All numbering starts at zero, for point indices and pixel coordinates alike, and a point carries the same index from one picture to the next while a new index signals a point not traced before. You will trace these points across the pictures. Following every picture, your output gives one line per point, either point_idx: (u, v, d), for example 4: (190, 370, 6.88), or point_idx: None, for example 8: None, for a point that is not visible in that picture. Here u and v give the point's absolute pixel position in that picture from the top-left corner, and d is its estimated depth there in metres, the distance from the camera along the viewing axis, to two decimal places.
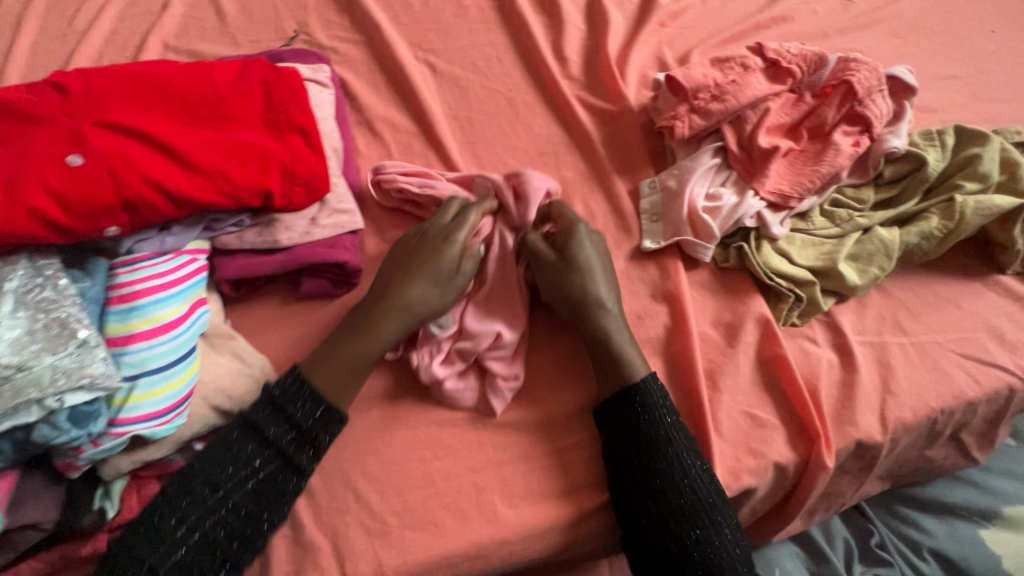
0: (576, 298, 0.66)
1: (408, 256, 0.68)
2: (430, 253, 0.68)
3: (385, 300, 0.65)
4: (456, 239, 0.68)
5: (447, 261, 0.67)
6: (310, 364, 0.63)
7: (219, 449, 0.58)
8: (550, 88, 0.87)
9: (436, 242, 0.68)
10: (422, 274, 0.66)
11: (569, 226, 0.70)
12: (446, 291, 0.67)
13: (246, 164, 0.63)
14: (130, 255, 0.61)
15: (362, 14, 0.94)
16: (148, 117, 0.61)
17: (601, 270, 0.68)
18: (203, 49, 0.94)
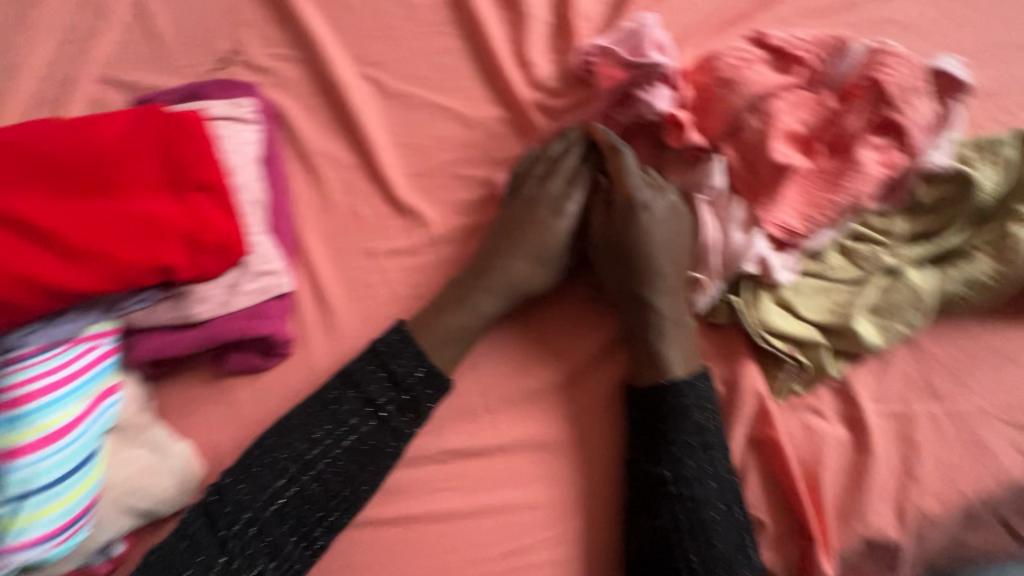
0: (631, 264, 0.60)
1: (517, 219, 0.65)
2: (535, 210, 0.65)
3: (490, 275, 0.63)
4: (564, 210, 0.65)
5: (554, 229, 0.65)
6: (424, 322, 0.62)
7: (318, 406, 0.58)
8: (510, 100, 0.74)
9: (538, 214, 0.65)
10: (525, 249, 0.64)
11: (637, 176, 0.61)
12: (527, 264, 0.63)
13: (136, 241, 0.55)
14: (19, 351, 0.55)
15: (300, 23, 0.83)
16: (16, 197, 0.53)
17: (665, 250, 0.60)
18: (135, 79, 0.86)
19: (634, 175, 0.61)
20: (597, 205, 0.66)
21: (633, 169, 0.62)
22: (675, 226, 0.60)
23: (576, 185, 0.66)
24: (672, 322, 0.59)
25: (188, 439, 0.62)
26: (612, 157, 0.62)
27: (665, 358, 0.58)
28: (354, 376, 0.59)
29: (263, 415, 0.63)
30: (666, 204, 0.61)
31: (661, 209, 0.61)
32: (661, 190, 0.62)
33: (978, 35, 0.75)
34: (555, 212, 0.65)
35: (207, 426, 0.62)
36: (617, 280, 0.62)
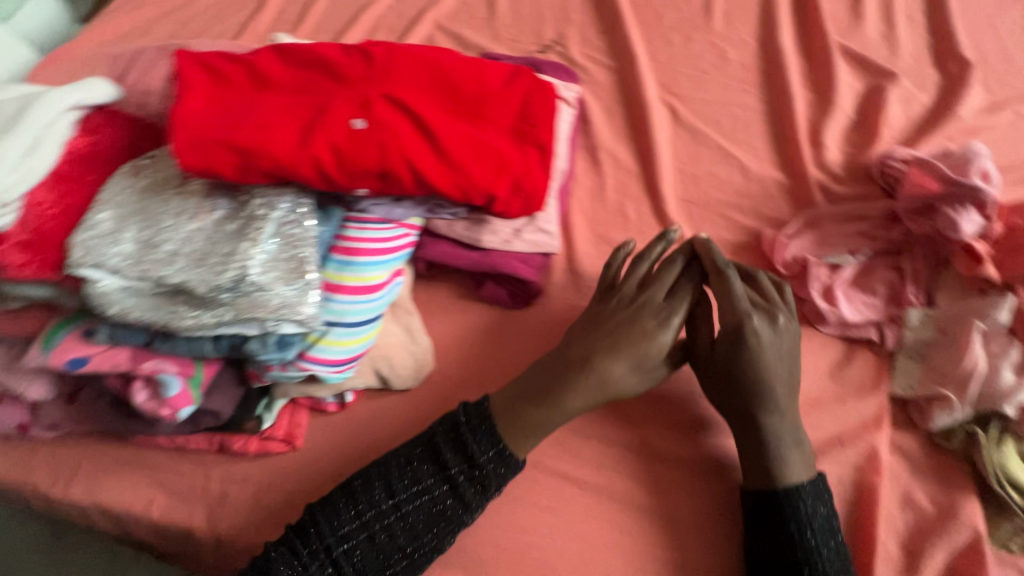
0: (750, 392, 0.60)
1: (619, 322, 0.63)
2: (639, 321, 0.63)
3: (587, 378, 0.61)
4: (671, 324, 0.62)
5: (658, 342, 0.62)
6: (503, 413, 0.61)
7: (400, 459, 0.60)
8: (793, 170, 0.79)
9: (640, 326, 0.62)
10: (626, 353, 0.61)
11: (746, 301, 0.62)
12: (629, 369, 0.61)
13: (486, 166, 0.65)
14: (362, 214, 0.66)
15: (622, 40, 0.94)
16: (424, 99, 0.64)
17: (783, 381, 0.60)
18: (467, 36, 1.01)
19: (742, 301, 0.62)
20: (702, 320, 0.65)
21: (739, 295, 0.62)
22: (788, 350, 0.61)
23: (679, 299, 0.64)
24: (793, 442, 0.59)
25: (429, 337, 0.72)
26: (718, 280, 0.63)
27: (783, 472, 0.58)
28: (428, 437, 0.61)
29: (495, 344, 0.72)
30: (784, 332, 0.61)
31: (774, 335, 0.61)
32: (768, 312, 0.62)
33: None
34: (661, 323, 0.62)
35: (447, 334, 0.73)
36: (728, 399, 0.62)
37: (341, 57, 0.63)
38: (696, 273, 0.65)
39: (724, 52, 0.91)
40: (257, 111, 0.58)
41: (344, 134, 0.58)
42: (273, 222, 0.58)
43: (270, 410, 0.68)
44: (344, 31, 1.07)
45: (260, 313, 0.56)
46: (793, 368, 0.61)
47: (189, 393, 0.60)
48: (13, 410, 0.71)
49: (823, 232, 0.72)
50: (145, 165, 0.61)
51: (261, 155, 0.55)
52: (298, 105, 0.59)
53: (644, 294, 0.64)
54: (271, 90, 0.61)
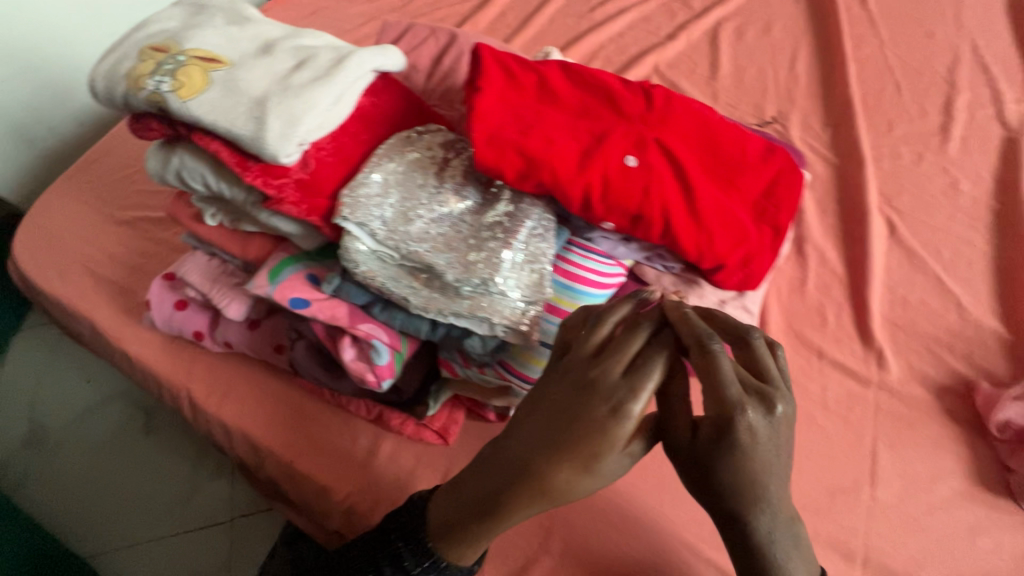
0: (739, 500, 0.47)
1: (564, 420, 0.45)
2: (586, 414, 0.44)
3: (539, 494, 0.45)
4: (630, 416, 0.44)
5: (613, 436, 0.44)
6: (449, 531, 0.51)
7: (371, 547, 0.56)
8: (1015, 326, 0.74)
9: (592, 419, 0.44)
10: (575, 459, 0.44)
11: (737, 384, 0.45)
12: (591, 485, 0.45)
13: (726, 235, 0.64)
14: (588, 242, 0.66)
15: (848, 138, 0.91)
16: (689, 153, 0.63)
17: (724, 466, 0.46)
18: (684, 88, 1.02)
19: (734, 386, 0.45)
20: (705, 424, 0.46)
21: (730, 378, 0.45)
22: (784, 449, 0.46)
23: (640, 381, 0.44)
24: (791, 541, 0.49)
25: None
26: (700, 357, 0.46)
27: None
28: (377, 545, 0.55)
29: None
30: (769, 427, 0.46)
31: (765, 425, 0.45)
32: (762, 396, 0.46)
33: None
34: (612, 413, 0.43)
35: None
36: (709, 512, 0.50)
37: (624, 90, 0.64)
38: (645, 327, 0.47)
39: (956, 181, 0.87)
40: (546, 125, 0.59)
41: (616, 168, 0.59)
42: (526, 231, 0.58)
43: (435, 400, 0.67)
44: (563, 50, 1.10)
45: (495, 316, 0.57)
46: (781, 469, 0.47)
47: (393, 365, 0.60)
48: (198, 317, 0.76)
49: None
50: (417, 140, 0.63)
51: (546, 169, 0.56)
52: (582, 129, 0.60)
53: (592, 374, 0.45)
54: (557, 106, 0.61)
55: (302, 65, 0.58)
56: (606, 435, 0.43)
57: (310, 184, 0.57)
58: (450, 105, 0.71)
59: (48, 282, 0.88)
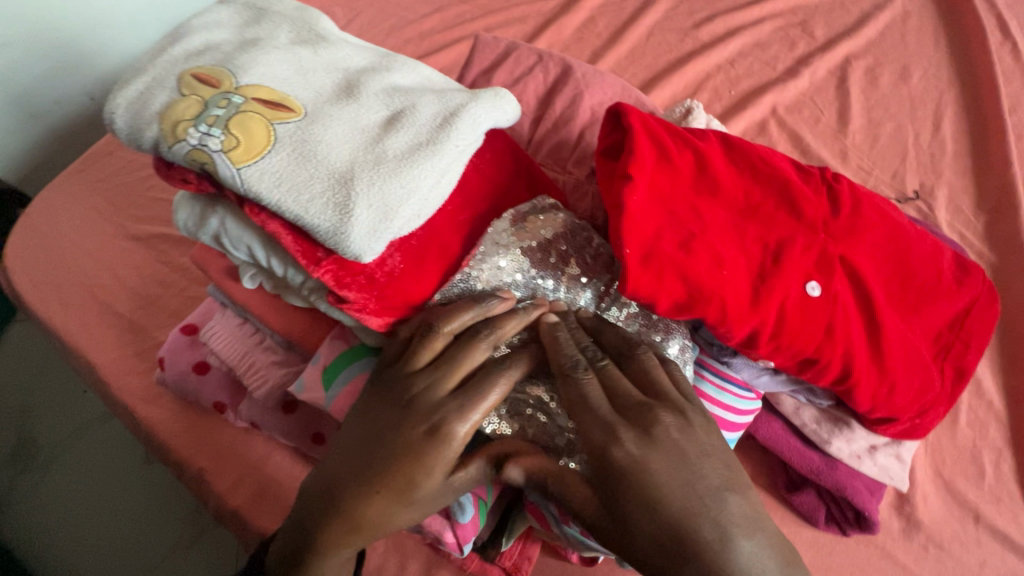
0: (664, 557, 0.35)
1: (375, 437, 0.40)
2: (406, 434, 0.39)
3: (357, 528, 0.39)
4: (455, 436, 0.39)
5: (432, 458, 0.39)
6: None
7: None
8: None
9: (406, 437, 0.39)
10: (384, 483, 0.39)
11: (605, 405, 0.40)
12: (412, 509, 0.40)
13: (908, 383, 0.49)
14: (723, 367, 0.52)
15: (1010, 232, 0.76)
16: (876, 276, 0.49)
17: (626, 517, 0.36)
18: (808, 140, 0.86)
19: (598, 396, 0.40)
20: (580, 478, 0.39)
21: (591, 395, 0.40)
22: (677, 463, 0.37)
23: (470, 401, 0.40)
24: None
25: None
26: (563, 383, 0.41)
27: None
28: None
29: None
30: (663, 445, 0.38)
31: (675, 441, 0.38)
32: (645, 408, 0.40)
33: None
34: (427, 434, 0.39)
35: None
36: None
37: (802, 185, 0.49)
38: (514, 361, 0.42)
39: None
40: (713, 236, 0.44)
41: (794, 297, 0.44)
42: None
43: (510, 536, 0.54)
44: (664, 75, 0.93)
45: None
46: (705, 488, 0.37)
47: (477, 520, 0.48)
48: (220, 385, 0.62)
49: None
50: (529, 220, 0.47)
51: (712, 304, 0.42)
52: (756, 242, 0.45)
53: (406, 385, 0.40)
54: (722, 204, 0.46)
55: (396, 119, 0.42)
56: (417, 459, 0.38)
57: (396, 283, 0.43)
58: (562, 166, 0.56)
59: (45, 307, 0.74)
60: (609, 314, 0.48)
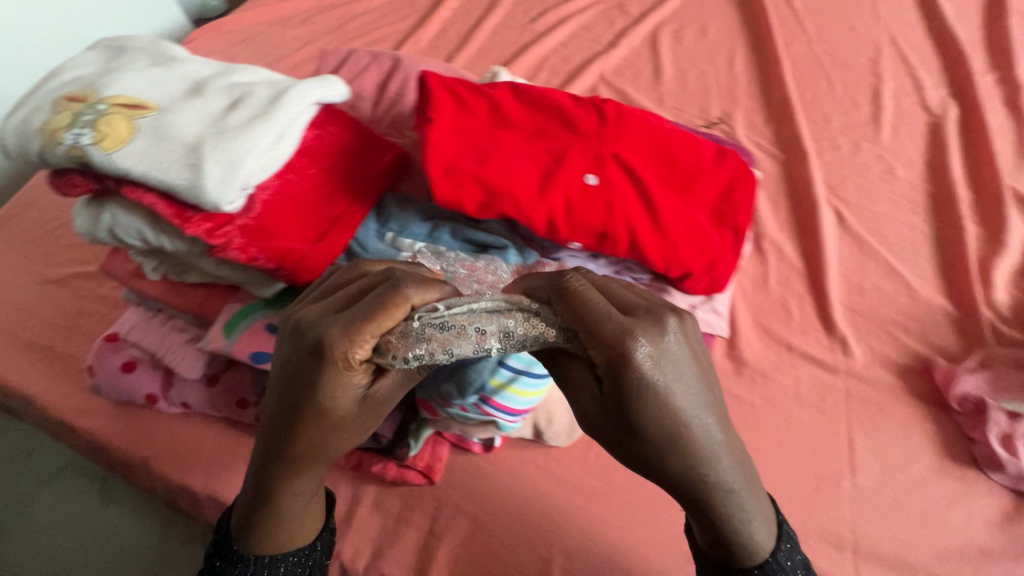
0: (678, 456, 0.41)
1: (302, 392, 0.43)
2: (331, 387, 0.42)
3: (313, 460, 0.47)
4: (350, 359, 0.41)
5: (341, 378, 0.42)
6: (251, 522, 0.50)
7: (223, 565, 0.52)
8: (960, 302, 0.78)
9: (313, 364, 0.42)
10: (313, 407, 0.44)
11: (614, 319, 0.40)
12: (350, 434, 0.46)
13: (691, 243, 0.64)
14: (554, 263, 0.65)
15: (791, 134, 0.95)
16: (647, 166, 0.64)
17: (652, 422, 0.40)
18: (631, 93, 1.03)
19: (602, 306, 0.40)
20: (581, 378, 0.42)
21: (605, 312, 0.40)
22: (681, 370, 0.40)
23: (358, 323, 0.40)
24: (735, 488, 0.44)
25: None
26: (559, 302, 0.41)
27: (746, 537, 0.46)
28: (219, 542, 0.52)
29: None
30: (669, 358, 0.39)
31: (677, 348, 0.40)
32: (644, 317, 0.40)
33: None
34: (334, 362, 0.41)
35: None
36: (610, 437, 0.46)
37: (577, 108, 0.63)
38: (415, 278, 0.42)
39: (891, 167, 0.92)
40: (503, 152, 0.57)
41: (578, 187, 0.58)
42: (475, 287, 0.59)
43: (417, 438, 0.65)
44: (509, 63, 1.09)
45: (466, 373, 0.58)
46: (709, 397, 0.41)
47: None
48: (149, 378, 0.70)
49: (997, 375, 0.70)
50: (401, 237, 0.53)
51: (508, 199, 0.55)
52: (540, 152, 0.59)
53: (324, 342, 0.41)
54: (512, 131, 0.60)
55: (236, 103, 0.54)
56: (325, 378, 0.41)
57: (263, 226, 0.54)
58: (401, 133, 0.69)
59: None
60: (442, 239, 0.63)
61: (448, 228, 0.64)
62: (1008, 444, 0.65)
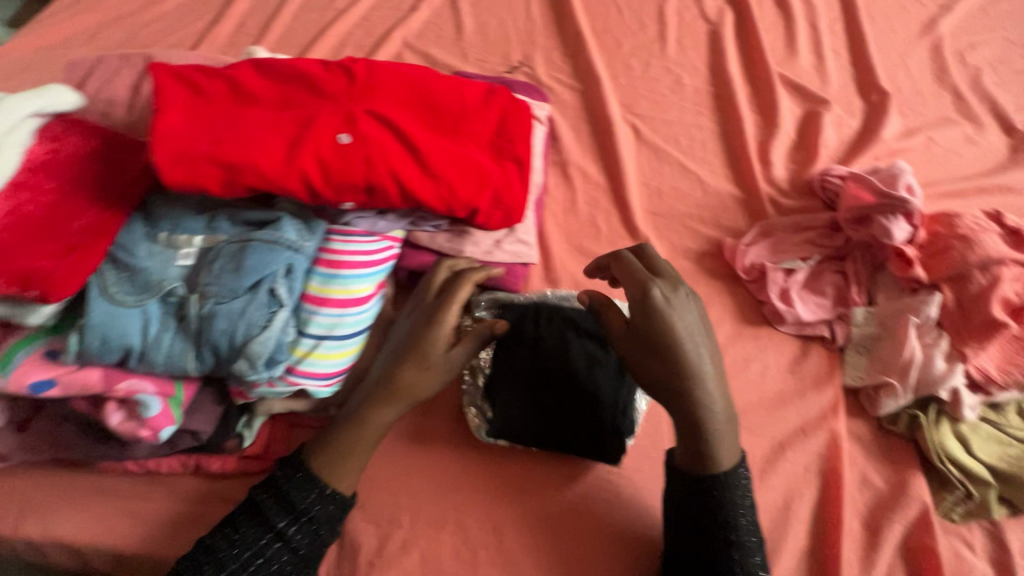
0: (670, 364, 0.54)
1: (412, 341, 0.62)
2: (434, 337, 0.62)
3: (394, 395, 0.60)
4: (444, 321, 0.62)
5: (441, 325, 0.62)
6: (326, 451, 0.59)
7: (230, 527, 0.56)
8: (746, 186, 0.86)
9: (431, 321, 0.63)
10: (414, 350, 0.61)
11: (645, 273, 0.58)
12: (436, 380, 0.61)
13: (467, 179, 0.67)
14: (345, 227, 0.66)
15: (586, 64, 0.99)
16: (407, 116, 0.66)
17: (685, 343, 0.54)
18: (434, 54, 1.04)
19: (642, 272, 0.57)
20: (614, 318, 0.61)
21: (635, 270, 0.58)
22: (690, 322, 0.55)
23: (447, 297, 0.64)
24: (716, 428, 0.56)
25: None
26: (617, 262, 0.60)
27: (713, 457, 0.56)
28: (256, 501, 0.57)
29: None
30: (678, 300, 0.56)
31: (688, 307, 0.56)
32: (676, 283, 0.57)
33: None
34: (445, 308, 0.63)
35: None
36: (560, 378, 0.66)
37: (325, 73, 0.65)
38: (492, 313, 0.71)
39: (679, 77, 0.99)
40: (240, 125, 0.58)
41: (331, 147, 0.60)
42: (250, 271, 0.58)
43: (249, 428, 0.64)
44: (311, 47, 1.07)
45: (253, 355, 0.56)
46: (710, 342, 0.57)
47: (170, 413, 0.57)
48: None
49: (776, 241, 0.79)
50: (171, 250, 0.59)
51: (249, 170, 0.55)
52: (283, 120, 0.60)
53: (444, 305, 0.63)
54: (253, 105, 0.61)
55: None
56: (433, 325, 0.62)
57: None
58: None
59: None
60: (220, 227, 0.63)
61: (225, 215, 0.64)
62: (785, 298, 0.74)
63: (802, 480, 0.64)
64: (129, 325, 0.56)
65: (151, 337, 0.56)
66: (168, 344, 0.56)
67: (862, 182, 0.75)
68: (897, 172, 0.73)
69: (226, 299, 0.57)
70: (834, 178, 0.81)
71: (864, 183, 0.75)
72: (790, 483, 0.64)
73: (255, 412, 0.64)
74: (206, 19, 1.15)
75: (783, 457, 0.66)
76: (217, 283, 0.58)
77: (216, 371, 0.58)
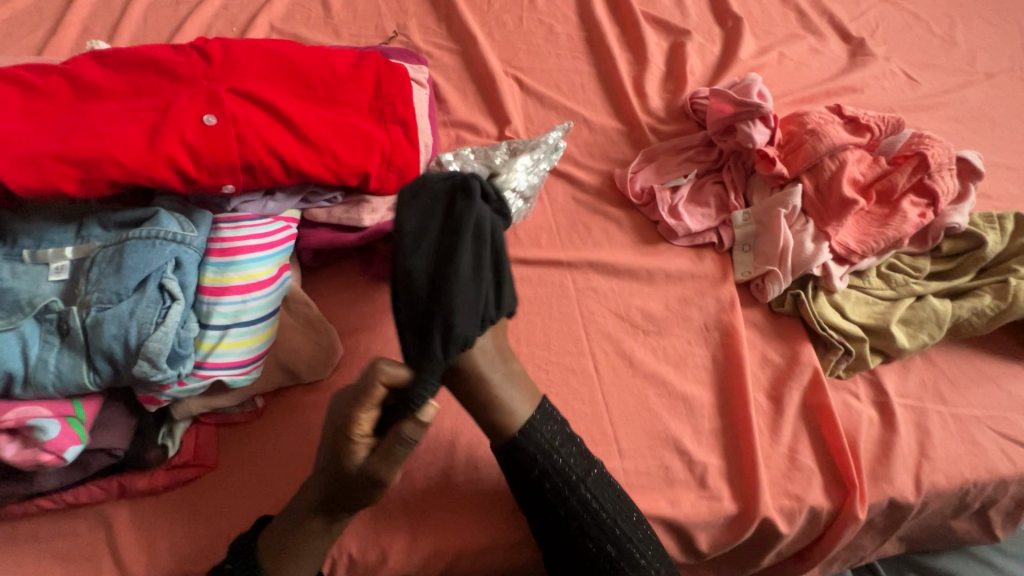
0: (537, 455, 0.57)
1: (335, 463, 0.53)
2: (350, 455, 0.52)
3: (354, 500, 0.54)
4: (356, 448, 0.51)
5: (351, 460, 0.52)
6: (273, 546, 0.54)
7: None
8: (629, 121, 0.91)
9: (339, 437, 0.53)
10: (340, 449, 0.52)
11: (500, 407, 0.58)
12: (371, 492, 0.53)
13: (352, 146, 0.66)
14: (234, 213, 0.65)
15: (460, 25, 0.98)
16: (274, 92, 0.65)
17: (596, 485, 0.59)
18: (307, 37, 0.96)
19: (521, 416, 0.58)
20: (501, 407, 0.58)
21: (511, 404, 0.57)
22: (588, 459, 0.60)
23: (362, 405, 0.50)
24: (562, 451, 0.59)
25: (333, 324, 0.70)
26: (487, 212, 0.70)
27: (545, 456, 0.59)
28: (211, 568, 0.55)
29: (395, 315, 0.71)
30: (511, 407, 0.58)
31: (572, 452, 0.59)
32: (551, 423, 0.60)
33: (991, 150, 0.96)
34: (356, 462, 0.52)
35: (349, 317, 0.71)
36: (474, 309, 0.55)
37: (178, 58, 0.62)
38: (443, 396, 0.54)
39: (551, 26, 1.00)
40: (89, 121, 0.55)
41: (197, 131, 0.58)
42: (133, 271, 0.55)
43: (173, 437, 0.61)
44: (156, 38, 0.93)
45: (151, 353, 0.53)
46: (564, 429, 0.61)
47: (72, 432, 0.53)
48: None
49: (659, 164, 0.85)
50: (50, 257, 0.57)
51: (106, 163, 0.54)
52: (136, 109, 0.57)
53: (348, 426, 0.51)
54: (100, 100, 0.58)
55: None
56: (347, 455, 0.51)
57: None
58: None
59: None
60: (93, 234, 0.59)
61: (95, 221, 0.60)
62: (675, 215, 0.79)
63: (713, 371, 0.71)
64: (4, 349, 0.52)
65: (33, 359, 0.52)
66: (54, 362, 0.53)
67: (721, 95, 0.81)
68: (751, 82, 0.81)
69: (111, 303, 0.55)
70: (700, 100, 0.89)
71: (723, 96, 0.81)
72: (701, 374, 0.71)
73: (175, 419, 0.61)
74: (15, 18, 0.93)
75: (693, 354, 0.72)
76: (97, 289, 0.55)
77: (119, 381, 0.55)
